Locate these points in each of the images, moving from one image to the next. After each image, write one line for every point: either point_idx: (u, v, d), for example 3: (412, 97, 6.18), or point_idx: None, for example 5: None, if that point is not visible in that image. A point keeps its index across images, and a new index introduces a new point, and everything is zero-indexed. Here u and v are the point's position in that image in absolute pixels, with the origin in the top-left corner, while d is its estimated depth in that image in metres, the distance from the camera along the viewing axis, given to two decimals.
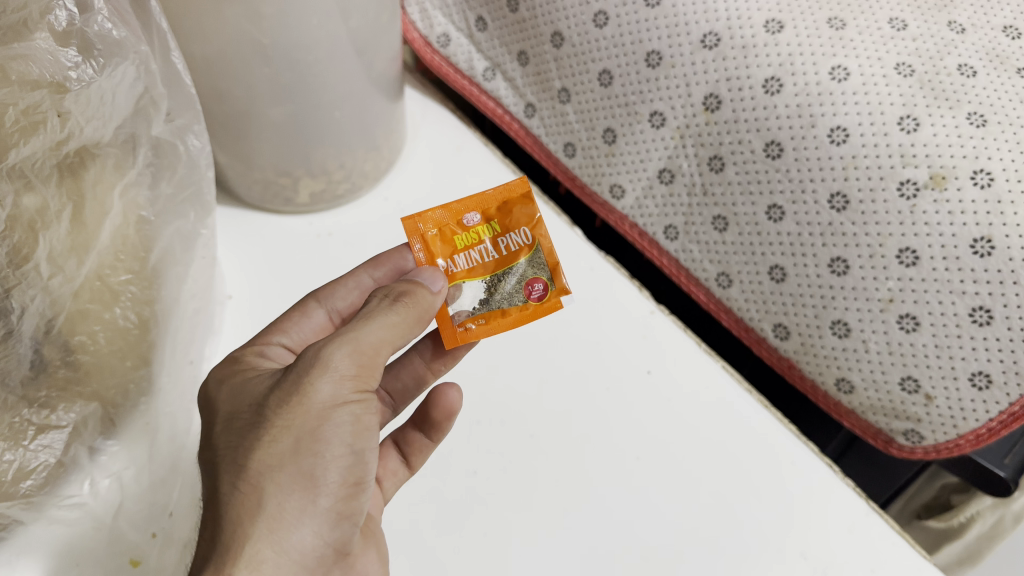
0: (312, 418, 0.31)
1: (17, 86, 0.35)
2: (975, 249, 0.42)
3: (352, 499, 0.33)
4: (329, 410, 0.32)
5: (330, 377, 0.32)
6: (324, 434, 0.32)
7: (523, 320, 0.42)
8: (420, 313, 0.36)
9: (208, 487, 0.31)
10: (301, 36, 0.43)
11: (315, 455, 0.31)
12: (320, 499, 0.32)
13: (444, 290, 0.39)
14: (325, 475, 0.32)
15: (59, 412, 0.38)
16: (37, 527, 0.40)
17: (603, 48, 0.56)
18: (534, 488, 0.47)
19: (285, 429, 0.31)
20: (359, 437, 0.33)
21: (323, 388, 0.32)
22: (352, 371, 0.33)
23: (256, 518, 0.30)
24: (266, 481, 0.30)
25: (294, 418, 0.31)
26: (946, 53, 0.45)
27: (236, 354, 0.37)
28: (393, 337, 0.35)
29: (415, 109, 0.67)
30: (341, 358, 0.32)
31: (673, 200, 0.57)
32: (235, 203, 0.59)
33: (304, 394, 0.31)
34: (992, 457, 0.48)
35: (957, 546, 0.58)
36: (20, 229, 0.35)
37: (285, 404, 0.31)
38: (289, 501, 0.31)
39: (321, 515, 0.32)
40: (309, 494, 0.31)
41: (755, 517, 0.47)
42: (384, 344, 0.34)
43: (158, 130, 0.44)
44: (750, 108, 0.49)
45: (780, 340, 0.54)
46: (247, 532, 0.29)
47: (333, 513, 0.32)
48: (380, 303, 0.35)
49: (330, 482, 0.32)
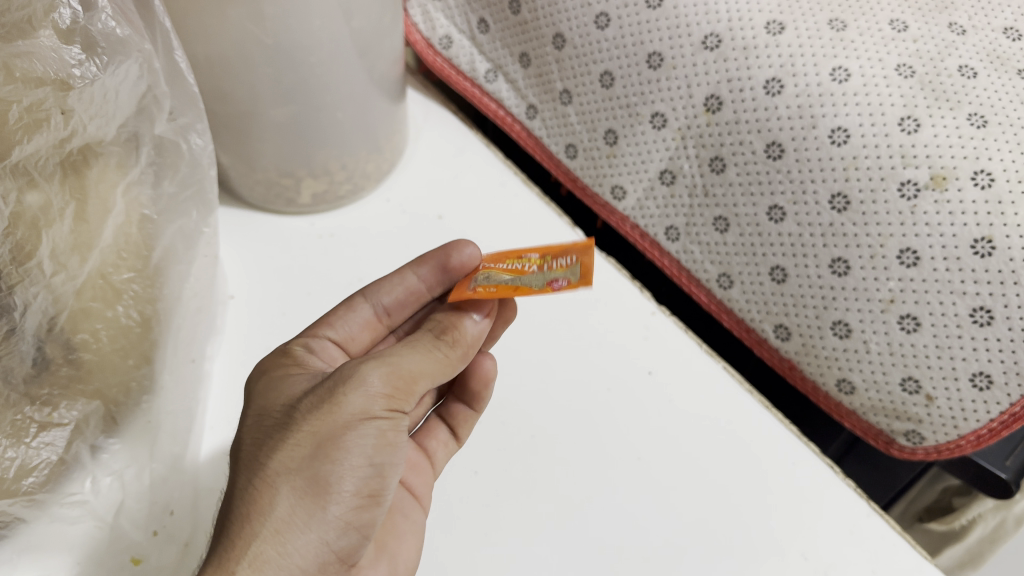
0: (337, 426, 0.32)
1: (21, 84, 0.35)
2: (975, 249, 0.42)
3: (364, 510, 0.33)
4: (355, 421, 0.32)
5: (362, 392, 0.32)
6: (346, 443, 0.32)
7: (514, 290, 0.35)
8: (462, 349, 0.37)
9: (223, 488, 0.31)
10: (302, 37, 0.43)
11: (332, 462, 0.31)
12: (330, 507, 0.32)
13: (490, 317, 0.38)
14: (341, 484, 0.32)
15: (61, 409, 0.38)
16: (39, 526, 0.39)
17: (604, 50, 0.56)
18: (537, 487, 0.47)
19: (308, 434, 0.31)
20: (379, 452, 0.33)
21: (353, 399, 0.32)
22: (386, 391, 0.33)
23: (263, 519, 0.30)
24: (281, 482, 0.31)
25: (320, 424, 0.32)
26: (946, 54, 0.45)
27: (285, 345, 0.38)
28: (434, 369, 0.35)
29: (418, 111, 0.67)
30: (378, 376, 0.33)
31: (674, 200, 0.57)
32: (238, 204, 0.60)
33: (335, 402, 0.32)
34: (994, 458, 0.48)
35: (957, 548, 0.59)
36: (23, 226, 0.35)
37: (316, 410, 0.32)
38: (299, 506, 0.31)
39: (329, 522, 0.32)
40: (320, 500, 0.31)
41: (756, 524, 0.47)
42: (423, 374, 0.34)
43: (161, 129, 0.44)
44: (751, 109, 0.49)
45: (780, 340, 0.54)
46: (253, 532, 0.30)
47: (341, 522, 0.32)
48: (425, 336, 0.36)
49: (345, 491, 0.32)
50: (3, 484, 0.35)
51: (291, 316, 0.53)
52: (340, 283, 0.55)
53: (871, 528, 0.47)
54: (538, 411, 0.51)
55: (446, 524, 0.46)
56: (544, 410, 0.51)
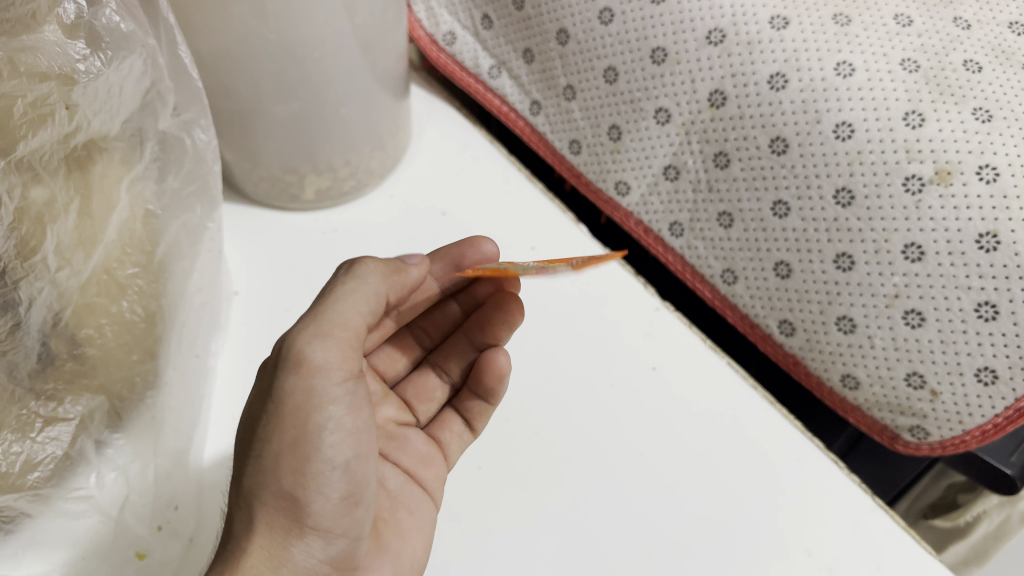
0: (289, 428, 0.33)
1: (26, 79, 0.34)
2: (981, 244, 0.41)
3: (343, 516, 0.34)
4: (304, 415, 0.33)
5: (296, 372, 0.33)
6: (303, 447, 0.33)
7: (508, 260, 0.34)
8: (387, 272, 0.37)
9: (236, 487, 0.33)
10: (307, 32, 0.43)
11: (295, 473, 0.33)
12: (305, 520, 0.33)
13: (421, 262, 0.40)
14: (309, 495, 0.33)
15: (66, 404, 0.38)
16: (45, 522, 0.40)
17: (609, 45, 0.56)
18: (537, 482, 0.47)
19: (265, 445, 0.33)
20: (339, 447, 0.34)
21: (292, 385, 0.33)
22: (322, 360, 0.33)
23: (253, 531, 0.32)
24: (256, 499, 0.33)
25: (272, 431, 0.33)
26: (952, 49, 0.45)
27: None
28: (362, 301, 0.35)
29: (421, 107, 0.67)
30: (309, 346, 0.33)
31: (678, 196, 0.57)
32: (243, 201, 0.60)
33: (277, 402, 0.33)
34: (998, 454, 0.47)
35: (963, 546, 0.58)
36: (28, 222, 0.35)
37: (267, 418, 0.33)
38: (275, 520, 0.33)
39: (307, 534, 0.33)
40: (294, 514, 0.33)
41: (759, 522, 0.47)
42: (350, 315, 0.35)
43: (165, 124, 0.44)
44: (756, 104, 0.49)
45: (785, 336, 0.53)
46: (243, 546, 0.32)
47: (324, 530, 0.34)
48: (345, 274, 0.36)
49: (316, 502, 0.33)
50: (8, 479, 0.35)
51: (295, 312, 0.53)
52: None
53: (876, 525, 0.47)
54: (542, 409, 0.50)
55: (449, 522, 0.45)
56: (547, 408, 0.50)
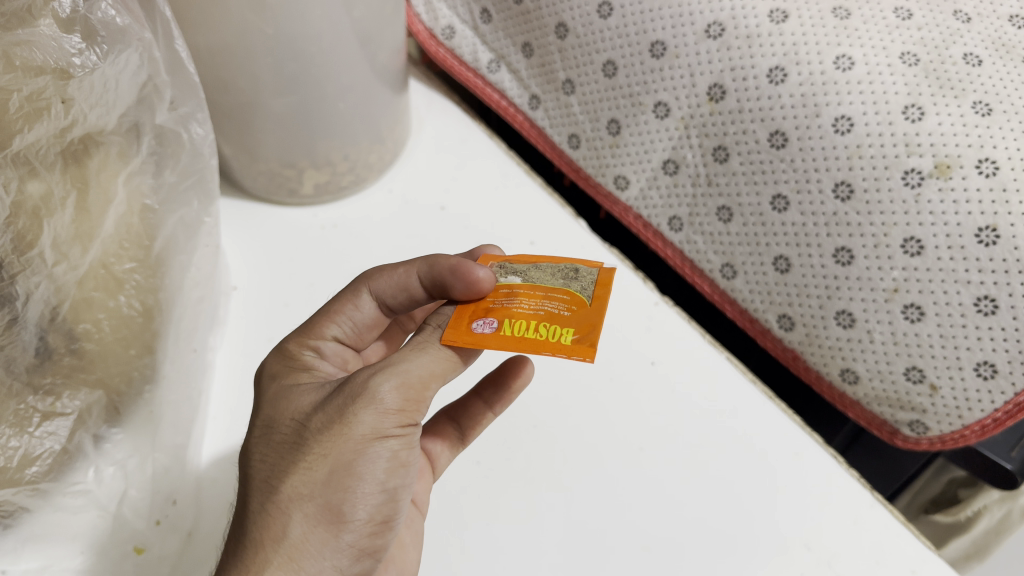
0: (349, 449, 0.31)
1: (21, 72, 0.34)
2: (980, 238, 0.41)
3: (377, 536, 0.33)
4: (367, 444, 0.31)
5: (374, 409, 0.31)
6: (359, 469, 0.31)
7: (549, 353, 0.32)
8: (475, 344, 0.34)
9: (241, 491, 0.32)
10: (305, 26, 0.43)
11: (345, 490, 0.31)
12: (344, 535, 0.31)
13: None
14: (355, 512, 0.32)
15: (64, 399, 0.38)
16: (43, 515, 0.39)
17: (608, 39, 0.55)
18: (539, 477, 0.47)
19: (321, 458, 0.31)
20: (393, 475, 0.32)
21: (365, 420, 0.31)
22: (398, 406, 0.31)
23: (278, 546, 0.30)
24: (295, 508, 0.30)
25: (332, 447, 0.31)
26: (952, 42, 0.44)
27: (290, 348, 0.38)
28: (444, 369, 0.33)
29: (421, 101, 0.67)
30: (388, 391, 0.31)
31: (678, 190, 0.57)
32: (243, 196, 0.60)
33: (346, 424, 0.31)
34: (999, 449, 0.46)
35: (964, 540, 0.58)
36: (24, 216, 0.35)
37: (326, 431, 0.31)
38: (314, 533, 0.31)
39: (343, 550, 0.32)
40: (334, 528, 0.31)
41: (761, 522, 0.46)
42: (433, 377, 0.32)
43: (162, 118, 0.44)
44: (755, 98, 0.49)
45: (785, 331, 0.53)
46: (266, 559, 0.29)
47: (355, 548, 0.32)
48: (434, 332, 0.34)
49: (358, 519, 0.32)
50: (6, 474, 0.35)
51: (294, 307, 0.54)
52: (341, 271, 0.55)
53: (874, 519, 0.47)
54: (542, 404, 0.50)
55: (450, 519, 0.45)
56: (547, 403, 0.50)
